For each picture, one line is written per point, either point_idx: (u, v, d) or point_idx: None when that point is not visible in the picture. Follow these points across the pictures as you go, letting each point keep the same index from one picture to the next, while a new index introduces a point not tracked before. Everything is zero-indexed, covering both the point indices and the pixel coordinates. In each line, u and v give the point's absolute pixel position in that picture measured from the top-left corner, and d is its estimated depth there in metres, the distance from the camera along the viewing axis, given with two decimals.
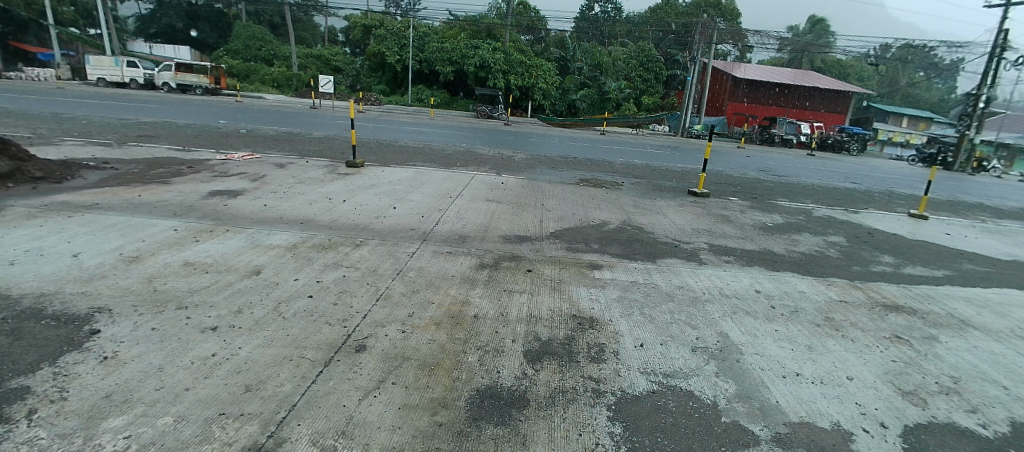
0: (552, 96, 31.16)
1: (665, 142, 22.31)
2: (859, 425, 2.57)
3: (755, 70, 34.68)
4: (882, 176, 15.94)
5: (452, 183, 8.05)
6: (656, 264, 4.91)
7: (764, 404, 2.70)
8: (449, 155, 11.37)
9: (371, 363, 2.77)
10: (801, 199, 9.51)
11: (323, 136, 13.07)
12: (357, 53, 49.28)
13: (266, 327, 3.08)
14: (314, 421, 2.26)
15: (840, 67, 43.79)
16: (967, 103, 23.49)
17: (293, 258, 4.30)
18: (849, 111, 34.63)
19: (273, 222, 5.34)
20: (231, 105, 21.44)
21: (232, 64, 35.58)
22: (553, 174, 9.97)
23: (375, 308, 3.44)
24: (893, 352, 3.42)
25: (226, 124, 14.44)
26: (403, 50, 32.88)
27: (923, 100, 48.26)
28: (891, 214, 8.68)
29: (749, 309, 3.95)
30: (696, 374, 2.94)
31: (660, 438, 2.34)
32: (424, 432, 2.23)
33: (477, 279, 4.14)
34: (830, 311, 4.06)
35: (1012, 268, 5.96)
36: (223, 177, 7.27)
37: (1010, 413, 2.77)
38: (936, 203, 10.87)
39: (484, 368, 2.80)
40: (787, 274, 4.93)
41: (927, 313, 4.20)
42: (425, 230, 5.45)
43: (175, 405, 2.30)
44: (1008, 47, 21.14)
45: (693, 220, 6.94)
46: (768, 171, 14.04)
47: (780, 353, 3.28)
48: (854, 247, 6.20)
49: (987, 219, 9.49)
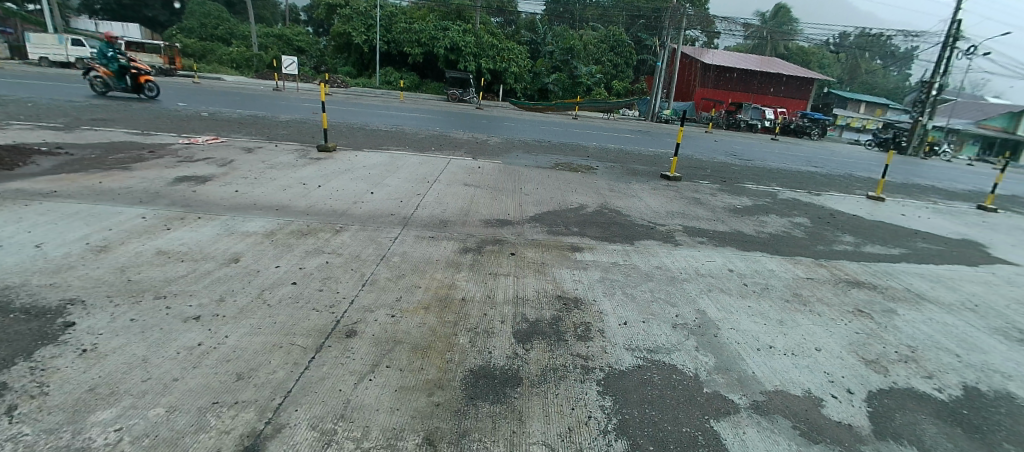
0: (524, 80, 31.04)
1: (636, 126, 22.58)
2: (828, 392, 2.78)
3: (723, 55, 35.42)
4: (842, 160, 16.64)
5: (428, 168, 7.96)
6: (634, 246, 5.04)
7: (742, 375, 2.87)
8: (422, 139, 11.27)
9: (364, 347, 2.77)
10: (768, 183, 9.88)
11: (291, 119, 12.67)
12: (320, 33, 47.21)
13: (251, 315, 3.03)
14: (311, 406, 2.27)
15: (803, 54, 45.12)
16: (922, 90, 24.63)
17: (271, 245, 4.21)
18: (811, 97, 35.67)
19: (246, 208, 5.19)
20: (190, 87, 20.42)
21: (188, 43, 33.74)
22: (528, 158, 10.02)
23: (362, 293, 3.43)
24: (856, 324, 3.68)
25: (186, 107, 13.78)
26: (369, 30, 31.56)
27: (878, 87, 50.37)
28: (852, 197, 9.14)
29: (723, 287, 4.14)
30: (678, 349, 3.08)
31: (649, 409, 2.47)
32: (422, 413, 2.27)
33: (461, 263, 4.16)
34: (797, 287, 4.30)
35: (961, 246, 6.40)
36: (189, 162, 6.98)
37: (962, 378, 3.06)
38: (893, 186, 11.47)
39: (476, 349, 2.85)
40: (757, 253, 5.16)
41: (887, 288, 4.51)
42: (404, 215, 5.40)
43: (165, 396, 2.26)
44: (960, 36, 22.27)
45: (667, 203, 7.13)
46: (736, 155, 14.49)
47: (754, 328, 3.47)
48: (818, 228, 6.53)
49: (939, 201, 10.10)
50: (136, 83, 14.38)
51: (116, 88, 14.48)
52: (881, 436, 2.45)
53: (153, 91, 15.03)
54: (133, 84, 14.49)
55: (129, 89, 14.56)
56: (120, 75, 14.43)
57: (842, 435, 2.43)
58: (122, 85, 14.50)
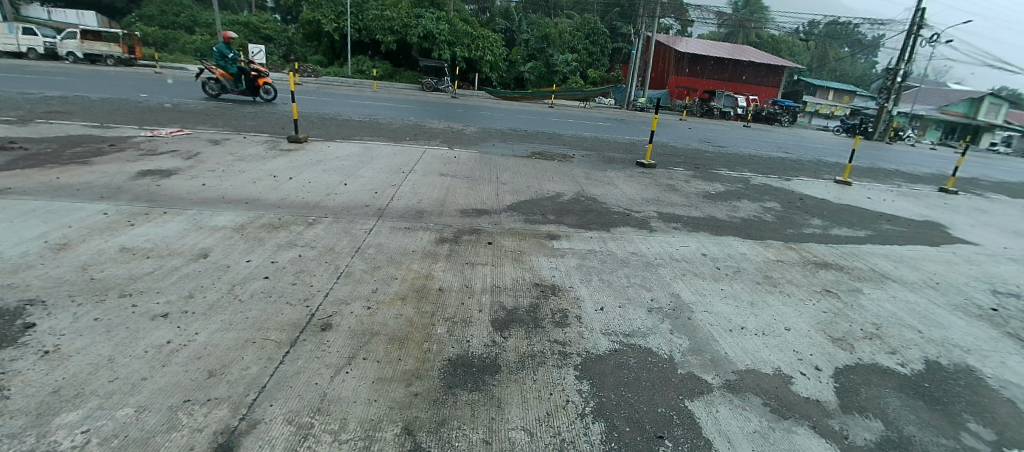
0: (500, 68, 30.83)
1: (612, 115, 22.68)
2: (798, 369, 2.89)
3: (696, 44, 35.83)
4: (812, 146, 17.07)
5: (403, 158, 7.84)
6: (611, 233, 5.09)
7: (715, 355, 2.94)
8: (396, 129, 11.11)
9: (339, 340, 2.74)
10: (740, 169, 10.10)
11: (260, 109, 12.31)
12: (289, 20, 45.53)
13: (222, 310, 2.96)
14: (287, 401, 2.24)
15: (774, 42, 45.98)
16: (887, 77, 25.38)
17: (242, 239, 4.11)
18: (782, 84, 36.41)
19: (215, 202, 5.04)
20: (152, 77, 19.61)
21: (148, 32, 32.23)
22: (505, 147, 9.98)
23: (336, 286, 3.38)
24: (824, 303, 3.82)
25: (148, 98, 13.25)
26: (340, 18, 30.65)
27: (846, 75, 51.73)
28: (820, 181, 9.41)
29: (696, 271, 4.24)
30: (653, 332, 3.14)
31: (625, 392, 2.52)
32: (401, 403, 2.27)
33: (438, 253, 4.14)
34: (768, 270, 4.42)
35: (923, 227, 6.67)
36: (153, 155, 6.73)
37: (924, 353, 3.21)
38: (860, 170, 11.82)
39: (454, 339, 2.85)
40: (729, 237, 5.28)
41: (853, 269, 4.69)
42: (379, 206, 5.33)
43: (135, 395, 2.20)
44: (924, 25, 22.96)
45: (643, 190, 7.21)
46: (710, 142, 14.72)
47: (726, 309, 3.56)
48: (788, 212, 6.70)
49: (903, 184, 10.47)
50: (256, 86, 13.48)
51: (233, 91, 13.42)
52: (847, 410, 2.56)
53: (268, 93, 14.16)
54: (250, 87, 13.55)
55: (246, 91, 13.62)
56: (237, 78, 13.38)
57: (811, 410, 2.53)
58: (240, 88, 13.55)
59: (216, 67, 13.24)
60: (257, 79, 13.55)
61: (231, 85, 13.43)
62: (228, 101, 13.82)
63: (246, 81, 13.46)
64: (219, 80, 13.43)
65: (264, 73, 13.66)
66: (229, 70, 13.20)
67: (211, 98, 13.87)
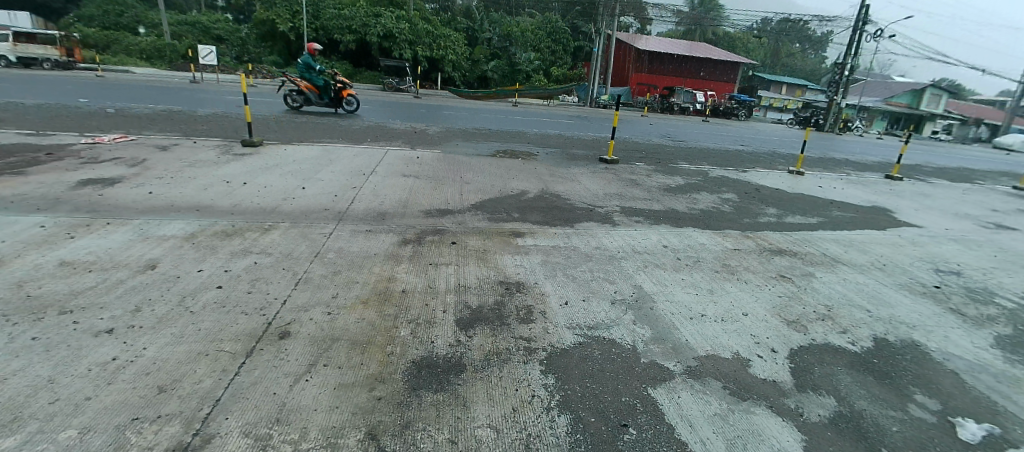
0: (463, 68, 30.77)
1: (575, 112, 22.88)
2: (755, 352, 2.99)
3: (656, 41, 36.68)
4: (766, 138, 17.76)
5: (364, 160, 7.70)
6: (575, 229, 5.15)
7: (676, 343, 3.03)
8: (357, 130, 10.91)
9: (298, 348, 2.67)
10: (699, 162, 10.40)
11: (211, 113, 11.84)
12: (242, 20, 43.93)
13: (173, 323, 2.84)
14: (244, 413, 2.17)
15: (729, 39, 47.57)
16: (836, 71, 26.63)
17: (193, 248, 3.94)
18: (738, 80, 37.64)
19: (164, 210, 4.82)
20: (93, 81, 18.59)
21: (88, 33, 30.41)
22: (469, 147, 9.94)
23: (294, 293, 3.30)
24: (779, 288, 3.98)
25: (89, 103, 12.55)
26: (296, 18, 29.90)
27: (798, 70, 54.05)
28: (775, 172, 9.80)
29: (658, 263, 4.33)
30: (616, 324, 3.20)
31: (589, 383, 2.56)
32: (364, 408, 2.23)
33: (401, 255, 4.09)
34: (726, 258, 4.57)
35: (870, 213, 7.04)
36: (95, 163, 6.38)
37: (872, 331, 3.39)
38: (812, 161, 12.37)
39: (418, 340, 2.82)
40: (690, 229, 5.43)
41: (806, 254, 4.91)
42: (339, 210, 5.22)
43: (78, 416, 2.08)
44: (868, 21, 24.20)
45: (606, 185, 7.33)
46: (670, 137, 15.12)
47: (687, 298, 3.67)
48: (744, 202, 6.95)
49: (851, 172, 11.01)
50: (340, 97, 13.29)
51: (318, 103, 13.20)
52: (801, 388, 2.68)
53: (350, 104, 14.09)
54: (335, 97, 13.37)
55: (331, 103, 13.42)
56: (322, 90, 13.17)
57: (767, 391, 2.64)
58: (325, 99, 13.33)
59: (300, 79, 13.01)
60: (341, 91, 13.43)
61: (316, 97, 13.20)
62: (312, 113, 13.60)
63: (331, 93, 13.28)
64: (303, 92, 13.17)
65: (348, 85, 13.56)
66: (316, 83, 13.01)
67: (292, 111, 13.63)
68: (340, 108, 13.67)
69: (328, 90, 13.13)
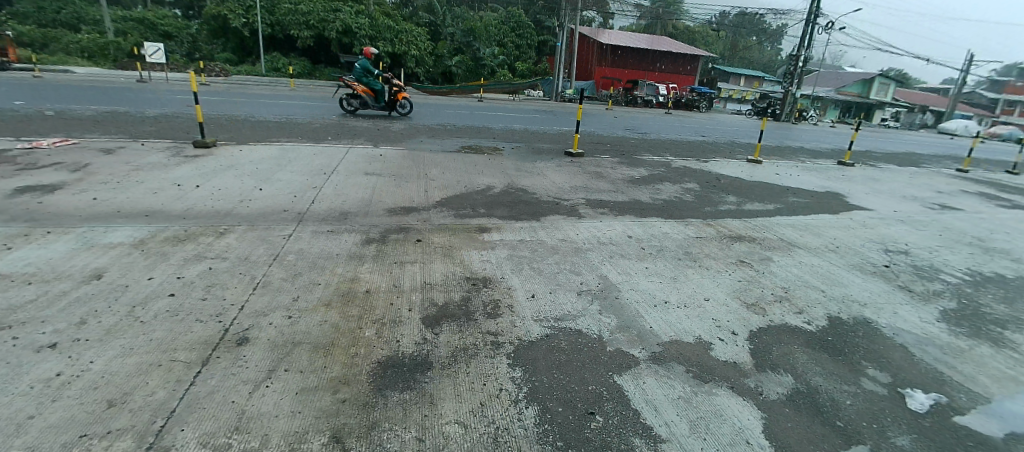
0: (426, 63, 30.44)
1: (540, 106, 22.95)
2: (716, 336, 3.09)
3: (619, 35, 37.18)
4: (726, 129, 18.32)
5: (326, 159, 7.52)
6: (541, 222, 5.18)
7: (641, 330, 3.10)
8: (317, 128, 10.64)
9: (257, 354, 2.60)
10: (662, 153, 10.63)
11: (160, 114, 11.30)
12: (192, 15, 41.92)
13: (122, 334, 2.71)
14: (201, 423, 2.09)
15: (689, 33, 48.72)
16: (791, 63, 27.65)
17: (144, 255, 3.77)
18: (699, 73, 38.54)
19: (111, 217, 4.58)
20: (26, 82, 17.41)
21: (20, 30, 28.39)
22: (434, 143, 9.84)
23: (253, 298, 3.20)
24: (739, 273, 4.12)
25: (23, 105, 11.75)
26: (249, 13, 28.82)
27: (756, 62, 55.84)
28: (735, 161, 10.11)
29: (623, 253, 4.41)
30: (583, 315, 3.24)
31: (556, 374, 2.59)
32: (328, 411, 2.19)
33: (365, 254, 4.03)
34: (688, 246, 4.70)
35: (823, 198, 7.36)
36: (32, 169, 5.99)
37: (826, 310, 3.56)
38: (769, 149, 12.83)
39: (383, 340, 2.79)
40: (653, 219, 5.54)
41: (764, 239, 5.10)
42: (299, 211, 5.09)
43: (19, 437, 1.96)
44: (819, 14, 25.18)
45: (571, 178, 7.41)
46: (634, 129, 15.39)
47: (651, 286, 3.75)
48: (705, 191, 7.15)
49: (806, 160, 11.48)
50: (396, 101, 13.34)
51: (374, 107, 13.24)
52: (760, 368, 2.78)
53: (404, 107, 14.08)
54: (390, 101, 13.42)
55: (386, 106, 13.48)
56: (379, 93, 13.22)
57: (728, 372, 2.73)
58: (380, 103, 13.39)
59: (356, 83, 13.07)
60: (396, 94, 13.42)
61: (372, 101, 13.27)
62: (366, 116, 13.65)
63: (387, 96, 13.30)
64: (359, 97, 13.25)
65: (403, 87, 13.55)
66: (372, 86, 13.07)
67: (347, 114, 13.71)
68: (394, 111, 13.72)
69: (384, 94, 13.15)
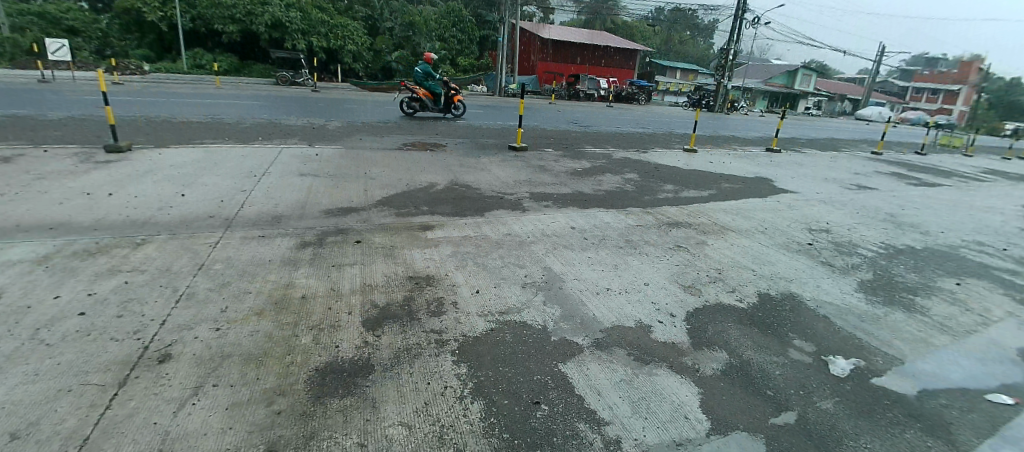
0: (364, 58, 29.60)
1: (484, 102, 22.91)
2: (655, 318, 3.24)
3: (560, 29, 37.67)
4: (663, 120, 19.10)
5: (258, 161, 7.15)
6: (485, 217, 5.19)
7: (585, 318, 3.18)
8: (247, 129, 10.08)
9: (182, 370, 2.44)
10: (603, 145, 10.94)
11: (63, 117, 10.27)
12: None
13: (22, 360, 2.46)
14: (118, 449, 1.95)
15: (628, 28, 50.20)
16: (722, 56, 29.16)
17: (48, 272, 3.43)
18: (638, 67, 39.79)
19: (7, 232, 4.12)
20: None
21: None
22: (375, 141, 9.61)
23: (175, 311, 3.00)
24: (677, 257, 4.32)
25: None
26: (166, 6, 26.80)
27: (691, 55, 58.44)
28: (672, 151, 10.56)
29: (567, 244, 4.51)
30: (527, 307, 3.28)
31: (501, 367, 2.62)
32: (261, 425, 2.10)
33: (301, 259, 3.87)
34: (629, 234, 4.87)
35: (752, 183, 7.84)
36: None
37: (756, 288, 3.81)
38: (703, 139, 13.51)
39: (322, 346, 2.70)
40: (596, 210, 5.69)
41: (700, 224, 5.37)
42: (228, 216, 4.81)
43: None
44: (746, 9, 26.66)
45: (515, 172, 7.46)
46: (577, 123, 15.72)
47: (593, 275, 3.86)
48: (644, 181, 7.42)
49: (736, 147, 12.19)
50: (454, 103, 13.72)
51: (434, 109, 13.55)
52: (696, 347, 2.94)
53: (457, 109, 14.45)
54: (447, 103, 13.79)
55: (443, 109, 13.83)
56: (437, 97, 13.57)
57: (666, 352, 2.87)
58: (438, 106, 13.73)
59: (418, 87, 13.32)
60: (453, 97, 13.81)
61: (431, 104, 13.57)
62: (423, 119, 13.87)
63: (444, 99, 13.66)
64: (418, 100, 13.49)
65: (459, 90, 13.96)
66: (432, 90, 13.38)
67: (405, 117, 13.84)
68: (450, 113, 14.08)
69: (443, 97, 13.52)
